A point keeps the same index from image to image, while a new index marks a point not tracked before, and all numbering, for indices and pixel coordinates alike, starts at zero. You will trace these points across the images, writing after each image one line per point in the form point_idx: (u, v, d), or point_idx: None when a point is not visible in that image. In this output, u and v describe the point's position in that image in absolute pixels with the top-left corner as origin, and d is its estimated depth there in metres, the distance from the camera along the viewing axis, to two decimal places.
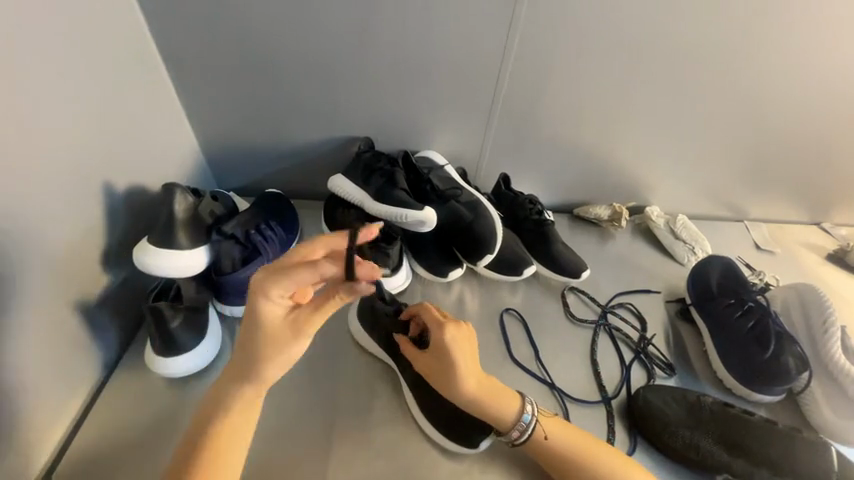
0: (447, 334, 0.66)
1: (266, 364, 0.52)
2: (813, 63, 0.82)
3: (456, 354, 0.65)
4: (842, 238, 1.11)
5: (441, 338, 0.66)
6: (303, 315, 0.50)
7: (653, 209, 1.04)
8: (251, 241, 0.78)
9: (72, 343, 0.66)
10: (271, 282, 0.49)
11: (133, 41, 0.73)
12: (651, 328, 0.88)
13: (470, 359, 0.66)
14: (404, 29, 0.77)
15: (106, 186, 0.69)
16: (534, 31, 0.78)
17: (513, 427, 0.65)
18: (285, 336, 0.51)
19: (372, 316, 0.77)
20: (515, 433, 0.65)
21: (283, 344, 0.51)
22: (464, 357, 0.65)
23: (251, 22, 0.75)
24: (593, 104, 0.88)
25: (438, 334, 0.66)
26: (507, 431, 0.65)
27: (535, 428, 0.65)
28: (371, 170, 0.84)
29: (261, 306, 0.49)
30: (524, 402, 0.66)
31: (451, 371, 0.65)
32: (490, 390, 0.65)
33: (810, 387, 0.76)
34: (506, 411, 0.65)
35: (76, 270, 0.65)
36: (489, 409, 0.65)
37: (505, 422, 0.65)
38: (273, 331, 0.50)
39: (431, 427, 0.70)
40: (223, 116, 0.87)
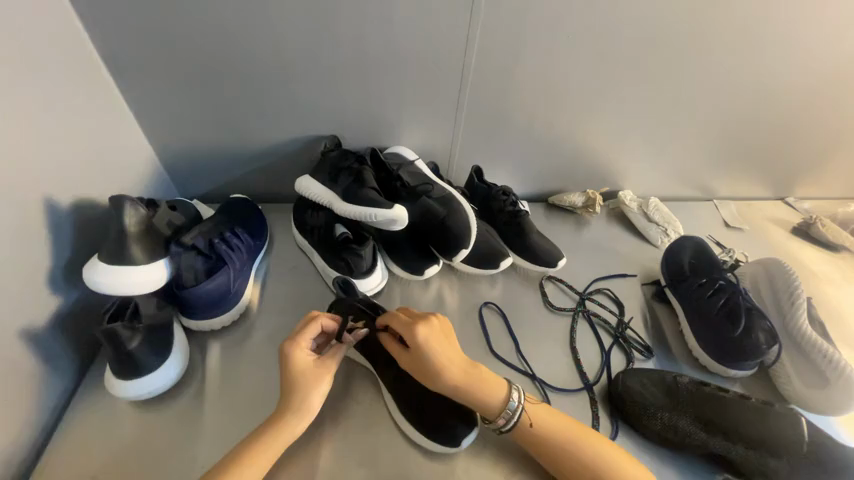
0: (419, 322, 0.65)
1: (308, 404, 0.61)
2: (771, 45, 0.84)
3: (432, 349, 0.64)
4: (805, 212, 1.14)
5: (413, 335, 0.64)
6: (327, 354, 0.65)
7: (626, 194, 1.05)
8: (214, 251, 0.75)
9: (22, 372, 0.62)
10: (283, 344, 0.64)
11: (67, 44, 0.67)
12: (628, 312, 0.89)
13: (446, 341, 0.66)
14: (363, 21, 0.74)
15: (49, 204, 0.64)
16: (497, 22, 0.77)
17: (499, 414, 0.65)
18: (321, 375, 0.63)
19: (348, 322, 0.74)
20: (502, 420, 0.64)
21: (323, 384, 0.63)
22: (440, 338, 0.66)
23: (199, 19, 0.70)
24: (562, 92, 0.87)
25: (412, 324, 0.65)
26: (494, 419, 0.65)
27: (521, 416, 0.64)
28: (338, 169, 0.82)
29: (292, 357, 0.62)
30: (511, 389, 0.65)
31: (432, 360, 0.64)
32: (473, 370, 0.65)
33: (781, 359, 0.78)
34: (492, 393, 0.64)
35: (20, 295, 0.61)
36: (477, 391, 0.64)
37: (491, 408, 0.64)
38: (307, 373, 0.62)
39: (415, 431, 0.68)
40: (177, 121, 0.82)
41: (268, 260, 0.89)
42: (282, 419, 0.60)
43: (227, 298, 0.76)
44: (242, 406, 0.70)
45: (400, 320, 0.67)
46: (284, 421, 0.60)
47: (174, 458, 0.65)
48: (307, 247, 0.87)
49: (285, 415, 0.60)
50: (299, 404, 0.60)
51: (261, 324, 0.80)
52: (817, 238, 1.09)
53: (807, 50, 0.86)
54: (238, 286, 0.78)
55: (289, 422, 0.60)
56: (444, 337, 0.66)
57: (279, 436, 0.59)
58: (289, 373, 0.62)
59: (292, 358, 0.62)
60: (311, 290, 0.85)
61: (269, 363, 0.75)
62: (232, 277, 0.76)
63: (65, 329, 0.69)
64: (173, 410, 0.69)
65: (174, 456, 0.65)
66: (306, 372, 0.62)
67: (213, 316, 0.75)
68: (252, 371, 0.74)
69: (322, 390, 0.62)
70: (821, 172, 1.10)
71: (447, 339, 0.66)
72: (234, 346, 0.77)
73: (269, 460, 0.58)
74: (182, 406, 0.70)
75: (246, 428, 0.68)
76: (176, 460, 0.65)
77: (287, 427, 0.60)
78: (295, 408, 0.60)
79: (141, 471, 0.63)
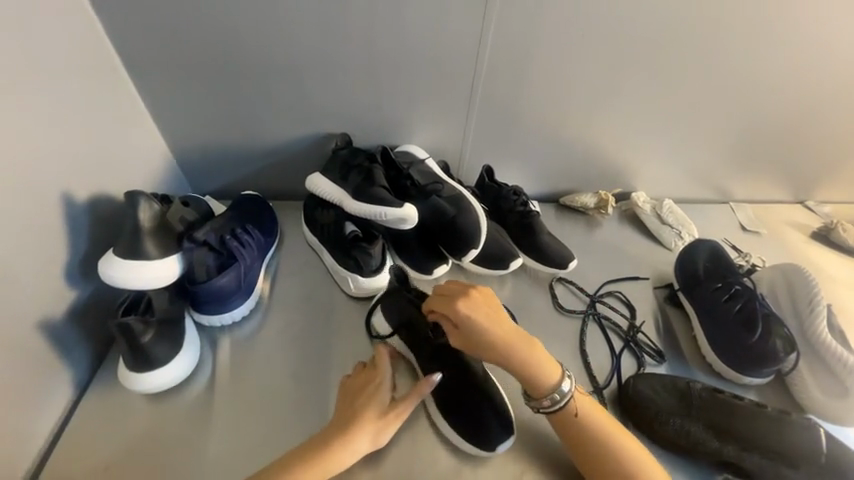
0: (463, 297, 0.65)
1: (369, 434, 0.62)
2: (791, 45, 0.82)
3: (479, 323, 0.63)
4: (825, 216, 1.11)
5: (460, 309, 0.64)
6: (409, 398, 0.65)
7: (639, 195, 1.03)
8: (226, 248, 0.76)
9: (38, 363, 0.63)
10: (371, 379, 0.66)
11: (85, 41, 0.68)
12: (640, 316, 0.87)
13: (493, 316, 0.65)
14: (374, 18, 0.74)
15: (65, 197, 0.65)
16: (509, 21, 0.76)
17: (546, 395, 0.64)
18: (389, 414, 0.64)
19: (398, 310, 0.76)
20: (547, 402, 0.64)
21: (389, 424, 0.64)
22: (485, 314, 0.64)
23: (211, 16, 0.71)
24: (574, 91, 0.86)
25: (455, 301, 0.65)
26: (539, 399, 0.65)
27: (567, 404, 0.64)
28: (349, 167, 0.82)
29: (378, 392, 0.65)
30: (564, 375, 0.65)
31: (479, 334, 0.63)
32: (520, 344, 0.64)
33: (798, 369, 0.75)
34: (542, 370, 0.64)
35: (37, 287, 0.62)
36: (526, 368, 0.64)
37: (541, 387, 0.64)
38: (385, 409, 0.64)
39: (442, 421, 0.69)
40: (191, 119, 0.83)
41: (278, 257, 0.89)
42: (342, 437, 0.60)
43: (237, 294, 0.77)
44: (252, 401, 0.71)
45: (443, 297, 0.66)
46: (344, 443, 0.60)
47: (185, 450, 0.66)
48: (317, 244, 0.88)
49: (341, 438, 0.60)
50: (365, 438, 0.62)
51: (271, 320, 0.80)
52: (837, 243, 1.06)
53: (830, 50, 0.83)
54: (249, 282, 0.78)
55: (342, 448, 0.60)
56: (492, 313, 0.65)
57: (331, 458, 0.59)
58: (369, 392, 0.65)
59: (378, 393, 0.65)
60: (320, 287, 0.85)
61: (280, 359, 0.76)
62: (243, 273, 0.77)
63: (81, 321, 0.70)
64: (184, 403, 0.70)
65: (185, 449, 0.66)
66: (386, 410, 0.64)
67: (224, 311, 0.76)
68: (262, 367, 0.75)
69: (387, 430, 0.64)
70: (843, 175, 1.07)
71: (494, 315, 0.65)
72: (245, 341, 0.77)
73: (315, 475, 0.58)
74: (193, 399, 0.70)
75: (256, 423, 0.69)
76: (187, 452, 0.66)
77: (340, 454, 0.59)
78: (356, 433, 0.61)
79: (153, 462, 0.65)
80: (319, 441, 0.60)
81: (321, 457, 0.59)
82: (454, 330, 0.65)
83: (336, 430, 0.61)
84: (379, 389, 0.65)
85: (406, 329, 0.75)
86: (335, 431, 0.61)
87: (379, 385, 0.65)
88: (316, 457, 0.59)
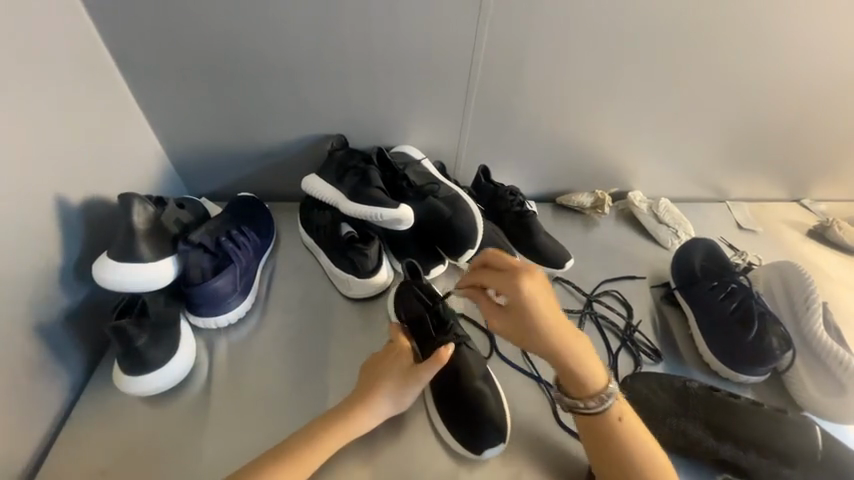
0: (527, 273, 0.60)
1: (390, 399, 0.64)
2: (786, 44, 0.82)
3: (540, 305, 0.59)
4: (821, 214, 1.12)
5: (519, 286, 0.59)
6: (428, 366, 0.62)
7: (636, 194, 1.03)
8: (221, 250, 0.76)
9: (32, 367, 0.63)
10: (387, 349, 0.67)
11: (78, 43, 0.68)
12: (637, 315, 0.87)
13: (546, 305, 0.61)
14: (369, 17, 0.74)
15: (58, 201, 0.65)
16: (505, 22, 0.76)
17: (594, 395, 0.61)
18: (410, 382, 0.64)
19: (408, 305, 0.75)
20: (593, 403, 0.61)
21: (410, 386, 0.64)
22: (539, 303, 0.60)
23: (206, 16, 0.71)
24: (571, 89, 0.86)
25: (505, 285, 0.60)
26: (584, 398, 0.62)
27: (611, 408, 0.61)
28: (344, 168, 0.82)
29: (396, 358, 0.65)
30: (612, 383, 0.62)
31: (535, 315, 0.59)
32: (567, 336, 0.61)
33: (795, 365, 0.76)
34: (586, 364, 0.61)
35: (30, 291, 0.62)
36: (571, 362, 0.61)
37: (589, 388, 0.61)
38: (403, 373, 0.64)
39: (439, 421, 0.69)
40: (186, 120, 0.83)
41: (274, 259, 0.89)
42: (365, 401, 0.63)
43: (233, 296, 0.76)
44: (249, 402, 0.71)
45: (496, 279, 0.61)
46: (365, 407, 0.63)
47: (181, 451, 0.66)
48: (314, 245, 0.87)
49: (359, 406, 0.63)
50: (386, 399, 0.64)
51: (267, 321, 0.80)
52: (833, 241, 1.06)
53: (823, 50, 0.84)
54: (244, 285, 0.78)
55: (363, 414, 0.62)
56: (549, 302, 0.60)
57: (355, 421, 0.62)
58: (390, 360, 0.65)
59: (395, 358, 0.65)
60: (317, 288, 0.85)
61: (276, 361, 0.76)
62: (239, 275, 0.77)
63: (75, 324, 0.70)
64: (180, 405, 0.70)
65: (181, 451, 0.66)
66: (404, 374, 0.64)
67: (220, 313, 0.76)
68: (258, 369, 0.74)
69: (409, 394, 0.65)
70: (839, 173, 1.07)
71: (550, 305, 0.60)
72: (241, 343, 0.77)
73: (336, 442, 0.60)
74: (189, 401, 0.70)
75: (252, 426, 0.69)
76: (183, 454, 0.65)
77: (362, 418, 0.62)
78: (375, 398, 0.63)
79: (150, 463, 0.65)
80: (342, 406, 0.63)
81: (344, 420, 0.61)
82: (501, 311, 0.62)
83: (358, 395, 0.64)
84: (399, 357, 0.65)
85: (415, 326, 0.73)
86: (357, 398, 0.64)
87: (400, 353, 0.65)
88: (339, 419, 0.61)
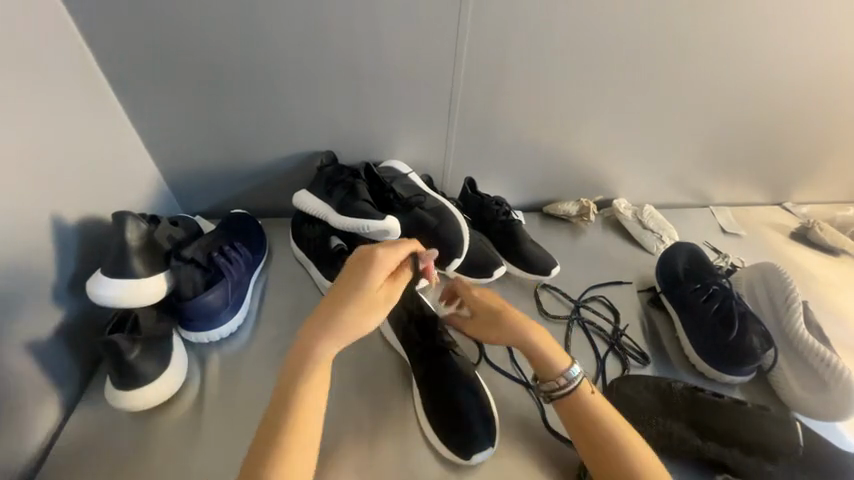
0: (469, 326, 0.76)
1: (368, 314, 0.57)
2: (750, 56, 0.87)
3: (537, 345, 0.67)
4: (802, 216, 1.15)
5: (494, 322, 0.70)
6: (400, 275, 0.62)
7: (620, 202, 1.06)
8: (213, 264, 0.77)
9: (26, 383, 0.64)
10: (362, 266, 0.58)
11: (75, 68, 0.71)
12: (624, 319, 0.88)
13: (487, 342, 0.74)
14: (355, 37, 0.78)
15: (55, 220, 0.67)
16: (483, 42, 0.81)
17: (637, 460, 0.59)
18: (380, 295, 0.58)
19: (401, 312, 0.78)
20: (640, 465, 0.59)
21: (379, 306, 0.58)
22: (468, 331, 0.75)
23: (199, 43, 0.75)
24: (550, 103, 0.90)
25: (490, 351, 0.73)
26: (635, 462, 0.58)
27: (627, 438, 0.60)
28: (333, 183, 0.84)
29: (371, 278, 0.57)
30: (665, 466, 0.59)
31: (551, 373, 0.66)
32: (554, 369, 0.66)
33: (779, 363, 0.77)
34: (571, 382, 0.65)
35: (25, 308, 0.63)
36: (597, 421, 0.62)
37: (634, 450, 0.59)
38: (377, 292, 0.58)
39: (427, 425, 0.69)
40: (181, 140, 0.86)
41: (266, 273, 0.91)
42: (344, 323, 0.55)
43: (224, 310, 0.78)
44: (240, 415, 0.71)
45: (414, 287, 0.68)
46: (349, 332, 0.56)
47: (171, 465, 0.66)
48: (304, 259, 0.89)
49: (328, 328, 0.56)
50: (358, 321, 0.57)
51: (259, 334, 0.81)
52: (815, 242, 1.09)
53: (787, 60, 0.88)
54: (236, 299, 0.80)
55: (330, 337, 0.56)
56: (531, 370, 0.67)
57: (343, 344, 0.56)
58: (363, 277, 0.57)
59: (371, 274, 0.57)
60: (308, 301, 0.87)
61: (267, 373, 0.77)
62: (230, 289, 0.78)
63: (69, 340, 0.71)
64: (172, 420, 0.70)
65: (172, 465, 0.66)
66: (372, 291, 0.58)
67: (212, 327, 0.77)
68: (249, 382, 0.75)
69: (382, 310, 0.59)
70: (817, 176, 1.10)
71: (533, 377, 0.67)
72: (233, 357, 0.78)
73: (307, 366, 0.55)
74: (180, 415, 0.71)
75: (242, 438, 0.69)
76: (173, 468, 0.66)
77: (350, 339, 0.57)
78: (359, 317, 0.56)
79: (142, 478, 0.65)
80: (319, 341, 0.55)
81: (329, 350, 0.55)
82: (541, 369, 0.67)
83: (331, 320, 0.55)
84: (374, 267, 0.57)
85: (415, 328, 0.76)
86: (334, 325, 0.55)
87: (375, 265, 0.58)
88: (323, 354, 0.55)
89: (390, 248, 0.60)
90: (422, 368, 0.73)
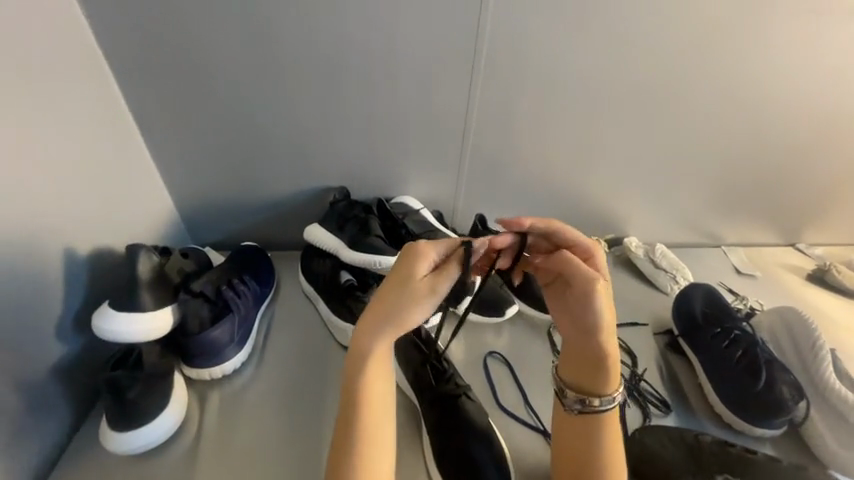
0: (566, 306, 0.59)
1: (407, 308, 0.53)
2: (751, 102, 0.90)
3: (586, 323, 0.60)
4: (818, 258, 1.13)
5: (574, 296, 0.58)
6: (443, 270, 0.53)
7: (631, 241, 1.06)
8: (221, 298, 0.76)
9: (19, 421, 0.61)
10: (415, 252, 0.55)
11: (103, 105, 0.75)
12: (642, 363, 0.85)
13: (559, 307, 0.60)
14: (370, 79, 0.81)
15: (68, 251, 0.68)
16: (493, 86, 0.84)
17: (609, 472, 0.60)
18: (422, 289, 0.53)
19: (408, 353, 0.75)
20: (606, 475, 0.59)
21: (419, 299, 0.53)
22: (588, 310, 0.57)
23: (223, 83, 0.79)
24: (558, 143, 0.92)
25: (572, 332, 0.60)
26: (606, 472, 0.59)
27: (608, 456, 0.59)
28: (345, 218, 0.85)
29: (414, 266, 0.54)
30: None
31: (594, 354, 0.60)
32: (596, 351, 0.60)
33: (810, 417, 0.72)
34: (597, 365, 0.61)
35: (28, 341, 0.62)
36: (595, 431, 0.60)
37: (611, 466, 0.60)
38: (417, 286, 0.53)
39: (439, 478, 0.65)
40: (197, 174, 0.88)
41: (273, 307, 0.89)
42: (384, 319, 0.53)
43: (229, 346, 0.75)
44: (238, 460, 0.67)
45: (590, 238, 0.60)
46: (400, 322, 0.53)
47: None
48: (313, 293, 0.88)
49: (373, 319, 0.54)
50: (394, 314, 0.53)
51: (263, 372, 0.78)
52: (834, 285, 1.06)
53: (789, 106, 0.91)
54: (242, 334, 0.78)
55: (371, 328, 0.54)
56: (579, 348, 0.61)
57: (400, 332, 0.54)
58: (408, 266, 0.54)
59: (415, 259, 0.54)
60: (314, 337, 0.84)
61: (270, 414, 0.73)
62: (237, 324, 0.76)
63: (67, 375, 0.69)
64: (165, 463, 0.66)
65: None
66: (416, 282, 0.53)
67: (216, 364, 0.74)
68: (250, 423, 0.72)
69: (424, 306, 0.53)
70: (829, 218, 1.09)
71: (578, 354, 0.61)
72: (233, 396, 0.75)
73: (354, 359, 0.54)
74: (175, 459, 0.67)
75: None
76: None
77: (403, 330, 0.54)
78: (411, 305, 0.53)
79: None
80: (371, 333, 0.53)
81: (385, 340, 0.54)
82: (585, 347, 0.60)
83: (381, 313, 0.53)
84: (421, 253, 0.54)
85: (430, 370, 0.73)
86: (385, 318, 0.53)
87: (421, 250, 0.54)
88: (377, 344, 0.53)
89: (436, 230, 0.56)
90: (434, 414, 0.69)
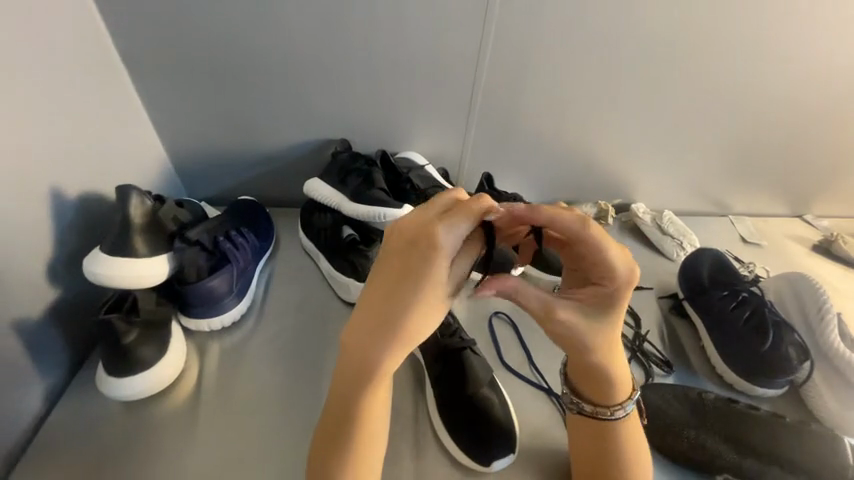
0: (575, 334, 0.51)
1: (424, 315, 0.44)
2: (784, 59, 0.84)
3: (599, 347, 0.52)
4: (825, 229, 1.11)
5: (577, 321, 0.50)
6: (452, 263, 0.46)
7: (639, 206, 1.03)
8: (219, 249, 0.73)
9: (15, 365, 0.60)
10: (423, 242, 0.44)
11: (86, 37, 0.68)
12: (645, 325, 0.84)
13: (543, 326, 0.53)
14: (377, 19, 0.74)
15: (54, 193, 0.64)
16: (509, 32, 0.77)
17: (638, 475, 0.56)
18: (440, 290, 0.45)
19: None
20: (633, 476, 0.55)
21: (435, 304, 0.44)
22: (572, 329, 0.50)
23: (217, 19, 0.71)
24: (574, 100, 0.87)
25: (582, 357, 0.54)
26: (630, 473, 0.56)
27: (627, 458, 0.56)
28: (347, 171, 0.81)
29: (430, 268, 0.43)
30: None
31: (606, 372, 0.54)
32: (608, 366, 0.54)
33: (813, 378, 0.73)
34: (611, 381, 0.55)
35: (19, 285, 0.59)
36: (616, 439, 0.56)
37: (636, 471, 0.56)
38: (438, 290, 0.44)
39: (442, 429, 0.65)
40: (190, 123, 0.83)
41: (272, 263, 0.87)
42: (400, 329, 0.43)
43: (228, 297, 0.74)
44: (243, 409, 0.67)
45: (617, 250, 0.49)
46: (411, 340, 0.44)
47: (170, 458, 0.62)
48: (313, 250, 0.85)
49: (380, 329, 0.43)
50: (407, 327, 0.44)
51: (264, 326, 0.77)
52: (839, 256, 1.05)
53: (822, 65, 0.85)
54: (241, 286, 0.76)
55: (382, 340, 0.44)
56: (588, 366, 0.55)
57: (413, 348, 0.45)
58: (421, 264, 0.43)
59: (431, 258, 0.43)
60: (315, 293, 0.83)
61: (271, 366, 0.72)
62: (235, 276, 0.74)
63: (62, 322, 0.67)
64: (169, 410, 0.66)
65: (171, 457, 0.62)
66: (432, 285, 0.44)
67: (214, 314, 0.73)
68: (253, 375, 0.71)
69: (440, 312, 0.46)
70: (841, 189, 1.07)
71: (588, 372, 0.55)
72: (234, 349, 0.74)
73: (355, 367, 0.45)
74: (178, 406, 0.67)
75: (247, 434, 0.65)
76: (170, 461, 0.61)
77: (415, 344, 0.45)
78: (425, 318, 0.44)
79: (131, 475, 0.60)
80: (377, 352, 0.44)
81: (393, 359, 0.45)
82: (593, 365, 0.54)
83: (391, 330, 0.43)
84: (436, 256, 0.43)
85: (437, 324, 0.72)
86: (395, 334, 0.43)
87: (437, 252, 0.43)
88: (384, 364, 0.45)
89: (454, 222, 0.45)
90: (439, 369, 0.69)
